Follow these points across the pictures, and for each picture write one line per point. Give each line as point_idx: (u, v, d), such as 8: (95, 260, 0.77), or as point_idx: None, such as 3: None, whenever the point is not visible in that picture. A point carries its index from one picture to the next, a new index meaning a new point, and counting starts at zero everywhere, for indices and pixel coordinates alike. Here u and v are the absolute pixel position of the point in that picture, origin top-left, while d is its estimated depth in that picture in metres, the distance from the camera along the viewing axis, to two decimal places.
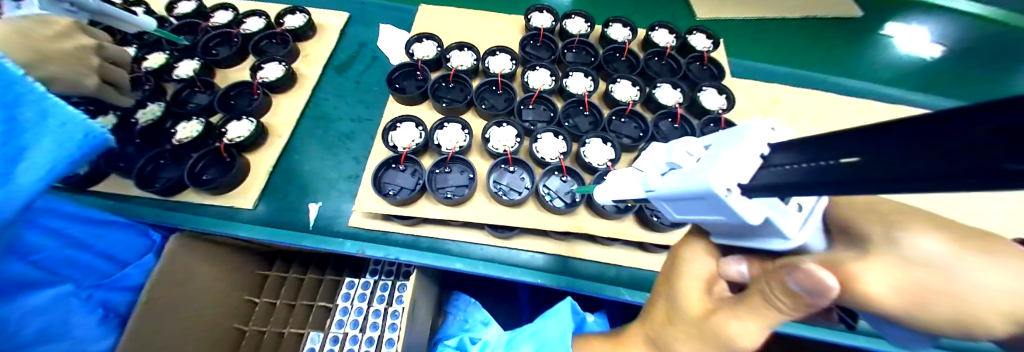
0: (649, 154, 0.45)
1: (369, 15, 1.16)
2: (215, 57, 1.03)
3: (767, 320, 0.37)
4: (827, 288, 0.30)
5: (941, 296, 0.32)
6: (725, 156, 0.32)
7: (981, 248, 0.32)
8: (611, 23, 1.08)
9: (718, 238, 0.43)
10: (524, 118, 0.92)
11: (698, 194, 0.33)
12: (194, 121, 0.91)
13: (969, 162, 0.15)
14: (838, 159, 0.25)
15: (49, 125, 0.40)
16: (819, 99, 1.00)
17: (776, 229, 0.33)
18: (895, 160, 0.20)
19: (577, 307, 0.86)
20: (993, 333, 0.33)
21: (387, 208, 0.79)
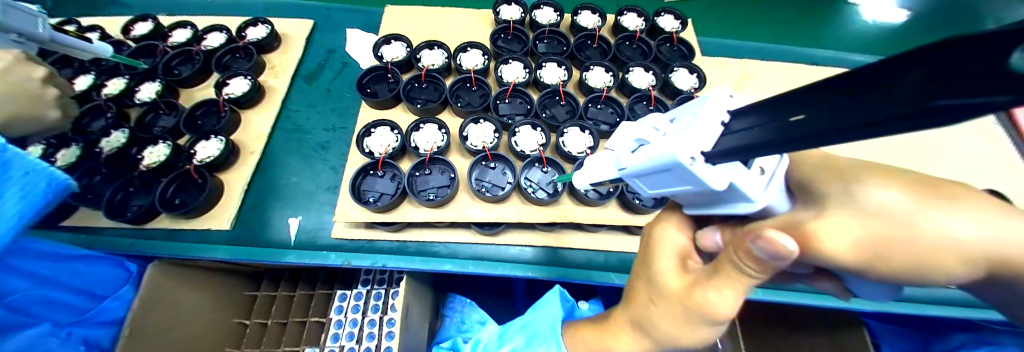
0: (618, 133, 0.44)
1: (334, 21, 1.13)
2: (178, 76, 0.99)
3: (740, 287, 0.39)
4: (787, 251, 0.30)
5: (905, 245, 0.33)
6: (690, 125, 0.33)
7: (935, 193, 0.34)
8: (580, 11, 1.08)
9: (690, 209, 0.43)
10: (501, 112, 0.92)
11: (664, 166, 0.33)
12: (161, 145, 0.87)
13: (917, 104, 0.16)
14: (790, 118, 0.26)
15: (14, 175, 0.44)
16: (787, 72, 1.02)
17: (741, 195, 0.33)
18: (845, 109, 0.21)
19: (566, 294, 0.86)
20: (956, 276, 0.34)
21: (369, 216, 0.78)
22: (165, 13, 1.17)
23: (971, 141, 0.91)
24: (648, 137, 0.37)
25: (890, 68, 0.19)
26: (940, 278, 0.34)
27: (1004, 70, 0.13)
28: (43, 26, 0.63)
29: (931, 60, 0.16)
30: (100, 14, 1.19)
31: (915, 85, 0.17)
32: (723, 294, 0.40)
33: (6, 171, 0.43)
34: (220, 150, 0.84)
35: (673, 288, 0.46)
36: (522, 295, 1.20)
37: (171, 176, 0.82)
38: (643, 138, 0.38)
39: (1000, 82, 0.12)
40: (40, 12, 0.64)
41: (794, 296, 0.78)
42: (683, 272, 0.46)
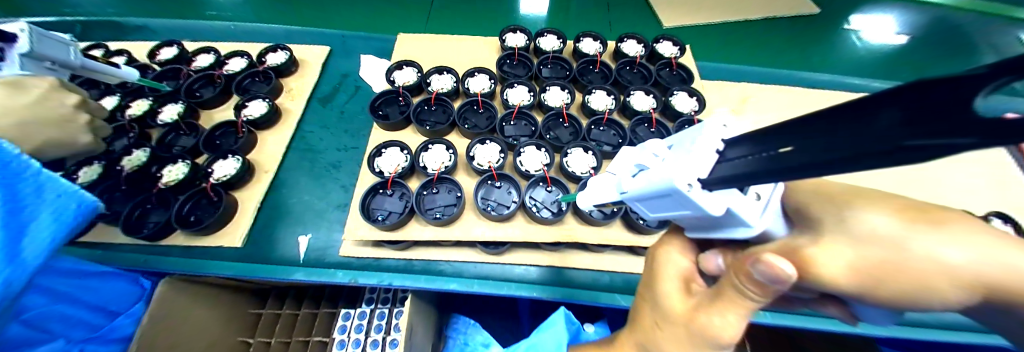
0: (620, 157, 0.46)
1: (349, 47, 1.20)
2: (199, 99, 1.04)
3: (742, 311, 0.39)
4: (784, 274, 0.32)
5: (900, 270, 0.34)
6: (686, 152, 0.35)
7: (924, 219, 0.35)
8: (582, 38, 1.14)
9: (692, 232, 0.45)
10: (507, 134, 0.95)
11: (664, 191, 0.35)
12: (180, 164, 0.91)
13: (890, 142, 0.18)
14: (778, 150, 0.28)
15: (48, 198, 0.47)
16: (784, 94, 1.05)
17: (738, 219, 0.35)
18: (826, 145, 0.23)
19: (571, 316, 0.85)
20: (952, 299, 0.35)
21: (377, 234, 0.80)
22: (190, 39, 1.24)
23: (969, 167, 0.93)
24: (648, 162, 0.39)
25: (872, 107, 0.21)
26: (936, 302, 0.35)
27: (971, 116, 0.15)
28: (74, 53, 0.71)
29: (913, 98, 0.18)
30: (129, 39, 1.26)
31: (891, 124, 0.19)
32: (727, 319, 0.40)
33: (40, 196, 0.46)
34: (237, 169, 0.88)
35: (677, 312, 0.46)
36: (526, 315, 1.19)
37: (188, 193, 0.85)
38: (643, 164, 0.40)
39: (966, 128, 0.14)
40: (72, 41, 0.72)
41: (803, 320, 0.77)
42: (686, 296, 0.47)
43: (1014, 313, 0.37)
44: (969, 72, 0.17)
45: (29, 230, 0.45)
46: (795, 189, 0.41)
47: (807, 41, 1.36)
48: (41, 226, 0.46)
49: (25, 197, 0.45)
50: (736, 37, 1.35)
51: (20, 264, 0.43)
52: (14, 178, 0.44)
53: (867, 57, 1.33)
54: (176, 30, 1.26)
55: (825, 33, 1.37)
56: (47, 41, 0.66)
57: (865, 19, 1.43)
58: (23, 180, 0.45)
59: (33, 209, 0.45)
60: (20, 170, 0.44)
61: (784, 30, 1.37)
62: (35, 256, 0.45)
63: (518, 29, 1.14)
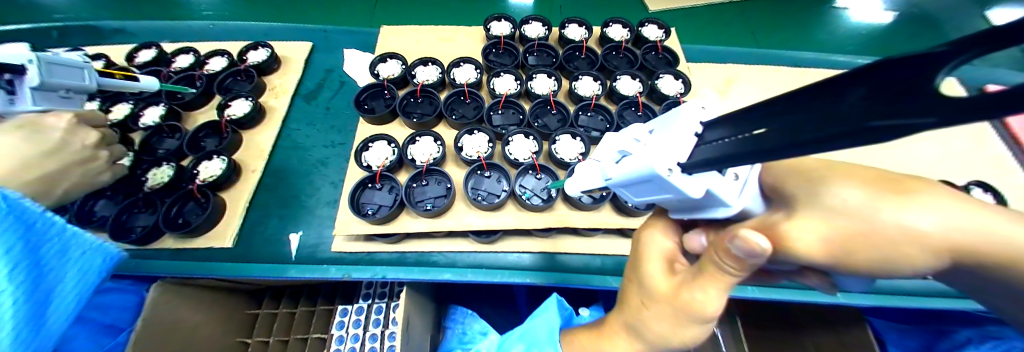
0: (604, 144, 0.46)
1: (333, 42, 1.18)
2: (181, 100, 1.02)
3: (723, 286, 0.40)
4: (761, 249, 0.33)
5: (871, 243, 0.35)
6: (667, 137, 0.35)
7: (893, 191, 0.36)
8: (567, 24, 1.13)
9: (676, 214, 0.45)
10: (495, 123, 0.95)
11: (644, 177, 0.35)
12: (165, 166, 0.90)
13: (857, 122, 0.18)
14: (753, 132, 0.28)
15: (74, 256, 0.51)
16: (769, 74, 1.06)
17: (719, 199, 0.35)
18: (796, 128, 0.23)
19: (565, 302, 0.87)
20: (918, 265, 0.37)
21: (368, 228, 0.79)
22: (169, 40, 1.21)
23: (946, 141, 0.96)
24: (630, 148, 0.39)
25: (838, 90, 0.21)
26: (906, 269, 0.37)
27: (935, 97, 0.14)
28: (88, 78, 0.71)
29: (873, 85, 0.19)
30: (106, 43, 1.23)
31: (858, 101, 0.19)
32: (708, 293, 0.41)
33: (66, 255, 0.50)
34: (223, 170, 0.87)
35: (662, 289, 0.48)
36: (524, 300, 1.20)
37: (175, 196, 0.85)
38: (626, 150, 0.40)
39: (931, 109, 0.14)
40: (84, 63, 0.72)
41: (786, 292, 0.80)
42: (671, 275, 0.48)
43: (981, 277, 0.39)
44: (932, 49, 0.17)
45: (60, 289, 0.49)
46: (772, 165, 0.42)
47: (787, 23, 1.36)
48: (68, 284, 0.50)
49: (52, 259, 0.48)
50: (716, 22, 1.35)
51: (52, 326, 0.48)
52: (43, 238, 0.47)
53: (848, 38, 1.34)
54: (154, 31, 1.23)
55: (805, 16, 1.38)
56: (59, 68, 0.65)
57: None
58: (48, 240, 0.48)
59: (59, 269, 0.49)
60: (46, 231, 0.47)
61: (761, 15, 1.39)
62: (64, 312, 0.50)
63: (503, 18, 1.14)
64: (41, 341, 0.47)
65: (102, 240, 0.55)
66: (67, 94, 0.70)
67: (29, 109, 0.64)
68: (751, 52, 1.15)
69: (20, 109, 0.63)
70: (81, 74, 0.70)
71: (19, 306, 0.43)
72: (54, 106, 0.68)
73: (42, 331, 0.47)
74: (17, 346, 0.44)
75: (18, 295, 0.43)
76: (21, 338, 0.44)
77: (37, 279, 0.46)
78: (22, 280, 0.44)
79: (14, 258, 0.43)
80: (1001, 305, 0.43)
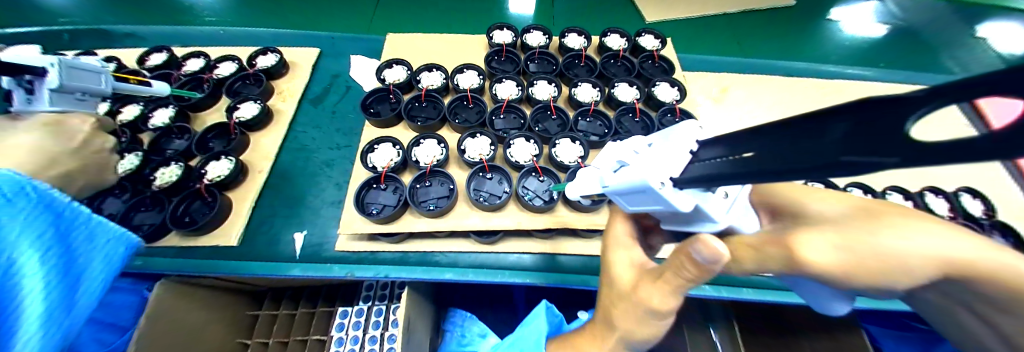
0: (603, 152, 0.48)
1: (339, 48, 1.22)
2: (190, 101, 1.04)
3: (677, 288, 0.43)
4: (715, 254, 0.34)
5: (871, 261, 0.38)
6: (662, 158, 0.37)
7: (869, 221, 0.42)
8: (567, 34, 1.18)
9: (666, 225, 0.47)
10: (497, 127, 0.98)
11: (639, 188, 0.37)
12: (173, 166, 0.92)
13: (835, 155, 0.19)
14: (741, 154, 0.30)
15: (100, 243, 0.52)
16: (763, 83, 1.09)
17: (705, 215, 0.37)
18: (780, 151, 0.25)
19: (552, 309, 0.87)
20: (906, 268, 0.39)
21: (373, 227, 0.81)
22: (179, 43, 1.25)
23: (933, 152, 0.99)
24: (628, 158, 0.41)
25: (810, 121, 0.23)
26: (887, 268, 0.39)
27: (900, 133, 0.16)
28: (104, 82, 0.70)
29: (842, 115, 0.20)
30: (116, 46, 1.25)
31: (839, 136, 0.20)
32: (661, 293, 0.44)
33: (92, 243, 0.51)
34: (230, 170, 0.89)
35: (623, 286, 0.51)
36: (522, 303, 1.21)
37: (182, 194, 0.86)
38: (623, 160, 0.41)
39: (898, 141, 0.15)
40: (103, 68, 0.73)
41: (780, 295, 0.82)
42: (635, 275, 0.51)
43: (964, 275, 0.41)
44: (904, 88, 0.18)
45: (86, 273, 0.51)
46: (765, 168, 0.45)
47: (778, 36, 1.42)
48: (94, 271, 0.51)
49: (78, 246, 0.50)
50: (711, 32, 1.40)
51: (77, 310, 0.49)
52: (68, 225, 0.49)
53: (837, 50, 1.39)
54: (164, 35, 1.26)
55: (795, 28, 1.44)
56: (78, 72, 0.66)
57: (843, 10, 1.50)
58: (74, 228, 0.49)
59: (86, 256, 0.51)
60: (71, 219, 0.49)
61: (753, 27, 1.45)
62: (94, 295, 0.51)
63: (505, 26, 1.18)
64: (68, 324, 0.48)
65: (124, 229, 0.56)
66: (84, 97, 0.71)
67: (47, 109, 0.65)
68: (746, 62, 1.19)
69: (38, 109, 0.64)
70: (98, 78, 0.69)
71: (48, 286, 0.45)
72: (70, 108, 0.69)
73: (69, 314, 0.48)
74: (47, 326, 0.45)
75: (44, 278, 0.44)
76: (51, 319, 0.45)
77: (65, 262, 0.47)
78: (52, 261, 0.46)
79: (43, 243, 0.45)
80: (981, 307, 0.45)
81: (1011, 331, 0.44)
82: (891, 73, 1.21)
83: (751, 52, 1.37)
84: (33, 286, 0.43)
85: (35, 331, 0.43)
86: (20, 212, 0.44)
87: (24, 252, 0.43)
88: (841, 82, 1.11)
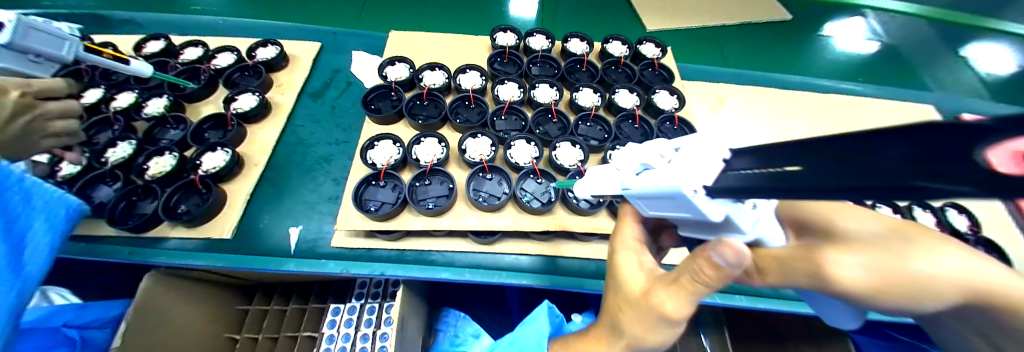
0: (627, 155, 0.49)
1: (341, 43, 1.21)
2: (186, 91, 1.03)
3: (693, 293, 0.43)
4: (741, 258, 0.36)
5: (903, 283, 0.39)
6: (695, 163, 0.37)
7: (897, 240, 0.43)
8: (569, 38, 1.19)
9: (685, 230, 0.48)
10: (498, 128, 0.98)
11: (670, 194, 0.37)
12: (167, 155, 0.90)
13: (872, 176, 0.20)
14: (786, 167, 0.29)
15: (38, 204, 0.53)
16: (760, 95, 1.11)
17: (734, 226, 0.38)
18: (815, 171, 0.25)
19: (554, 310, 0.87)
20: (932, 289, 0.40)
21: (370, 224, 0.81)
22: (177, 33, 1.23)
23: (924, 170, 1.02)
24: (654, 163, 0.42)
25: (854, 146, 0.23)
26: (908, 287, 0.39)
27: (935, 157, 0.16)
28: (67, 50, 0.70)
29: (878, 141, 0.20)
30: (112, 32, 1.23)
31: (876, 157, 0.20)
32: (677, 297, 0.45)
33: (30, 205, 0.52)
34: (226, 161, 0.88)
35: (633, 290, 0.52)
36: (516, 305, 1.21)
37: (176, 185, 0.84)
38: (649, 164, 0.42)
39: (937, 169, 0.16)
40: (72, 35, 0.72)
41: (774, 303, 0.83)
42: (645, 281, 0.51)
43: (960, 290, 0.42)
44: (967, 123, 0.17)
45: (30, 233, 0.52)
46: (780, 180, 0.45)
47: (775, 48, 1.46)
48: (37, 234, 0.53)
49: (14, 207, 0.51)
50: (710, 42, 1.43)
51: (29, 267, 0.52)
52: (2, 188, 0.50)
53: (834, 63, 1.42)
54: (163, 24, 1.25)
55: (791, 41, 1.48)
56: (34, 34, 0.66)
57: (836, 26, 1.55)
58: (7, 190, 0.50)
59: (25, 218, 0.52)
60: (3, 180, 0.50)
61: (751, 39, 1.48)
62: (42, 263, 0.53)
63: (508, 29, 1.19)
64: (16, 282, 0.50)
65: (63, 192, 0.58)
66: (36, 59, 0.71)
67: None
68: (741, 73, 1.22)
69: None
70: (62, 45, 0.70)
71: None
72: (20, 68, 0.70)
73: (15, 274, 0.50)
74: None
75: None
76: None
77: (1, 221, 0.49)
78: None
79: None
80: (971, 319, 0.46)
81: (1000, 344, 0.45)
82: (880, 89, 1.25)
83: (748, 63, 1.40)
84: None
85: None
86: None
87: None
88: (834, 96, 1.14)
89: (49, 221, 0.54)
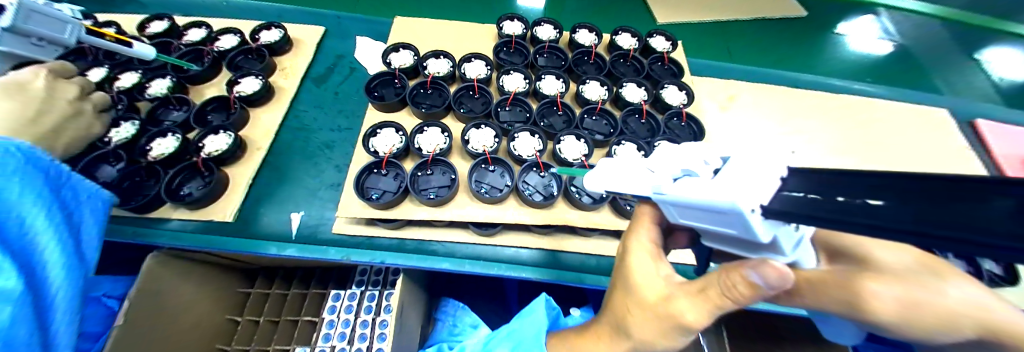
0: (666, 157, 0.46)
1: (345, 28, 1.19)
2: (188, 73, 1.02)
3: (718, 305, 0.42)
4: (784, 281, 0.33)
5: (934, 316, 0.36)
6: (755, 175, 0.31)
7: (931, 271, 0.40)
8: (578, 29, 1.16)
9: (714, 241, 0.44)
10: (502, 119, 0.97)
11: (719, 209, 0.31)
12: (171, 137, 0.90)
13: (914, 217, 0.19)
14: (835, 197, 0.26)
15: (82, 198, 0.55)
16: (771, 93, 1.09)
17: (776, 246, 0.35)
18: (848, 201, 0.24)
19: (552, 302, 0.87)
20: (967, 325, 0.37)
21: (371, 212, 0.81)
22: (181, 13, 1.22)
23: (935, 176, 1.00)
24: (697, 169, 0.38)
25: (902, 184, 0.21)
26: (940, 320, 0.36)
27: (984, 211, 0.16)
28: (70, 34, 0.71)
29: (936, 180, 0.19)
30: (117, 11, 1.22)
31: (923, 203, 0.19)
32: (699, 307, 0.43)
33: (77, 198, 0.54)
34: (229, 145, 0.87)
35: (649, 296, 0.50)
36: (515, 296, 1.21)
37: (178, 167, 0.84)
38: (693, 170, 0.39)
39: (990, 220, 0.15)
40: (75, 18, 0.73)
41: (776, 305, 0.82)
42: (661, 286, 0.50)
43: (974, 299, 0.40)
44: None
45: (82, 224, 0.54)
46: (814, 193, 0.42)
47: (789, 44, 1.42)
48: (89, 225, 0.55)
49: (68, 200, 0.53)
50: (722, 37, 1.40)
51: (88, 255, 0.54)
52: (55, 182, 0.51)
53: (849, 62, 1.38)
54: (167, 4, 1.24)
55: (806, 38, 1.44)
56: (37, 17, 0.67)
57: (851, 25, 1.51)
58: (61, 183, 0.52)
59: (77, 210, 0.54)
60: (52, 175, 0.51)
61: (765, 34, 1.44)
62: (97, 251, 0.56)
63: (515, 18, 1.16)
64: (82, 271, 0.53)
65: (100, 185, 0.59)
66: (40, 43, 0.71)
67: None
68: (752, 71, 1.19)
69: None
70: (64, 28, 0.71)
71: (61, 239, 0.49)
72: (26, 53, 0.70)
73: (81, 262, 0.53)
74: (70, 272, 0.50)
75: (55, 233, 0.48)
76: (72, 266, 0.50)
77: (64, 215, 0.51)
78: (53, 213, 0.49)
79: (43, 201, 0.48)
80: None
81: None
82: (895, 91, 1.22)
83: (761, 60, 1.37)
84: (41, 240, 0.46)
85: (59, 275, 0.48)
86: (11, 169, 0.46)
87: (31, 209, 0.46)
88: (847, 97, 1.11)
89: (97, 211, 0.57)
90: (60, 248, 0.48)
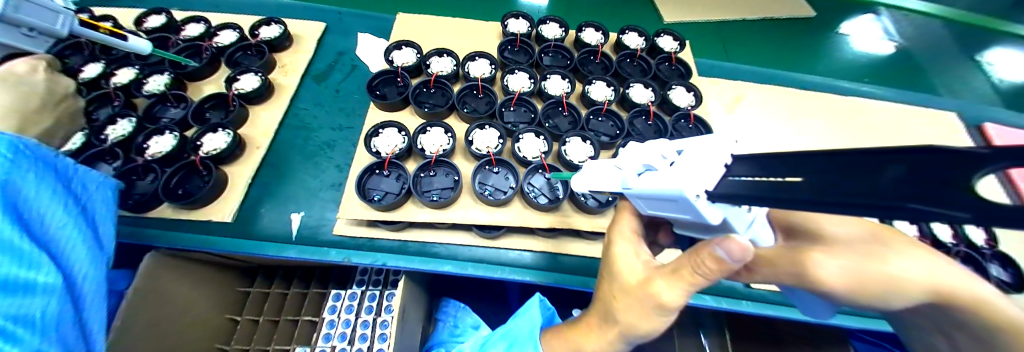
0: (627, 153, 0.48)
1: (346, 25, 1.17)
2: (186, 69, 0.99)
3: (692, 284, 0.42)
4: (745, 252, 0.34)
5: (884, 285, 0.38)
6: (695, 165, 0.35)
7: (880, 243, 0.42)
8: (584, 28, 1.14)
9: (681, 229, 0.47)
10: (506, 119, 0.95)
11: (671, 197, 0.35)
12: (169, 135, 0.88)
13: (884, 195, 0.18)
14: (786, 177, 0.27)
15: (92, 188, 0.53)
16: (781, 95, 1.07)
17: (728, 226, 0.37)
18: (822, 182, 0.24)
19: (546, 301, 0.86)
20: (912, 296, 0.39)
21: (374, 214, 0.79)
22: (180, 8, 1.19)
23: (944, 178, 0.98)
24: (655, 164, 0.41)
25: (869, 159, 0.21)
26: (886, 289, 0.38)
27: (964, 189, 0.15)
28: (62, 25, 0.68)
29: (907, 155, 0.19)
30: (113, 5, 1.19)
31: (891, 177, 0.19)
32: (674, 288, 0.43)
33: (88, 190, 0.52)
34: (228, 143, 0.86)
35: (630, 279, 0.50)
36: (516, 296, 1.20)
37: (175, 166, 0.83)
38: (650, 165, 0.41)
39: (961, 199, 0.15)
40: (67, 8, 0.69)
41: (783, 310, 0.81)
42: (640, 271, 0.50)
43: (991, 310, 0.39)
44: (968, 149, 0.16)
45: (97, 216, 0.53)
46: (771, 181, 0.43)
47: (797, 44, 1.40)
48: (103, 216, 0.54)
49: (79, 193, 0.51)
50: (729, 37, 1.38)
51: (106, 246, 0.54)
52: (62, 176, 0.49)
53: (857, 63, 1.36)
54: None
55: (815, 38, 1.42)
56: (30, 6, 0.63)
57: (858, 24, 1.49)
58: (69, 177, 0.50)
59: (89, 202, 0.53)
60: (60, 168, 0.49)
61: (773, 35, 1.42)
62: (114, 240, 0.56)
63: (520, 15, 1.14)
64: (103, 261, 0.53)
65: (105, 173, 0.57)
66: (30, 33, 0.67)
67: None
68: (759, 72, 1.17)
69: None
70: (56, 18, 0.67)
71: (81, 235, 0.49)
72: (14, 43, 0.65)
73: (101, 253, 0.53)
74: (95, 264, 0.50)
75: (72, 228, 0.48)
76: (94, 259, 0.50)
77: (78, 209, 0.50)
78: (63, 209, 0.47)
79: (55, 198, 0.47)
80: None
81: None
82: (902, 93, 1.21)
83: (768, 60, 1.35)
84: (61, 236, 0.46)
85: (86, 269, 0.49)
86: (22, 168, 0.43)
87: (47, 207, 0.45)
88: (857, 100, 1.10)
89: (109, 198, 0.56)
90: (81, 241, 0.48)
